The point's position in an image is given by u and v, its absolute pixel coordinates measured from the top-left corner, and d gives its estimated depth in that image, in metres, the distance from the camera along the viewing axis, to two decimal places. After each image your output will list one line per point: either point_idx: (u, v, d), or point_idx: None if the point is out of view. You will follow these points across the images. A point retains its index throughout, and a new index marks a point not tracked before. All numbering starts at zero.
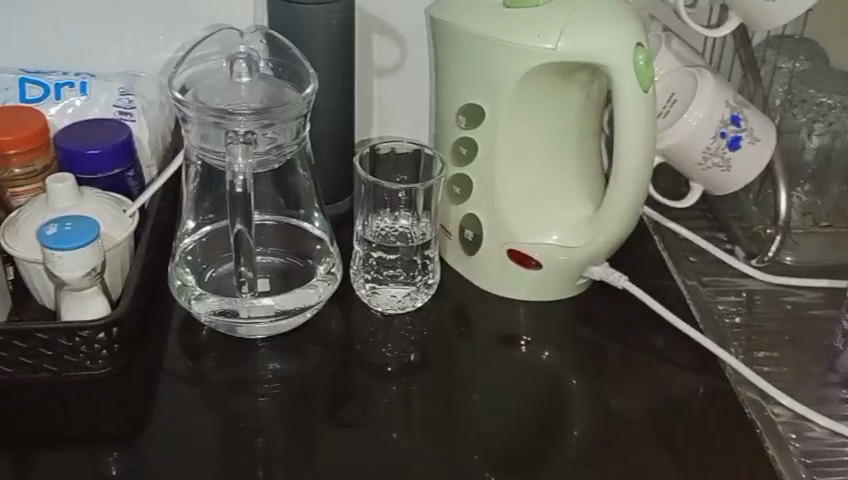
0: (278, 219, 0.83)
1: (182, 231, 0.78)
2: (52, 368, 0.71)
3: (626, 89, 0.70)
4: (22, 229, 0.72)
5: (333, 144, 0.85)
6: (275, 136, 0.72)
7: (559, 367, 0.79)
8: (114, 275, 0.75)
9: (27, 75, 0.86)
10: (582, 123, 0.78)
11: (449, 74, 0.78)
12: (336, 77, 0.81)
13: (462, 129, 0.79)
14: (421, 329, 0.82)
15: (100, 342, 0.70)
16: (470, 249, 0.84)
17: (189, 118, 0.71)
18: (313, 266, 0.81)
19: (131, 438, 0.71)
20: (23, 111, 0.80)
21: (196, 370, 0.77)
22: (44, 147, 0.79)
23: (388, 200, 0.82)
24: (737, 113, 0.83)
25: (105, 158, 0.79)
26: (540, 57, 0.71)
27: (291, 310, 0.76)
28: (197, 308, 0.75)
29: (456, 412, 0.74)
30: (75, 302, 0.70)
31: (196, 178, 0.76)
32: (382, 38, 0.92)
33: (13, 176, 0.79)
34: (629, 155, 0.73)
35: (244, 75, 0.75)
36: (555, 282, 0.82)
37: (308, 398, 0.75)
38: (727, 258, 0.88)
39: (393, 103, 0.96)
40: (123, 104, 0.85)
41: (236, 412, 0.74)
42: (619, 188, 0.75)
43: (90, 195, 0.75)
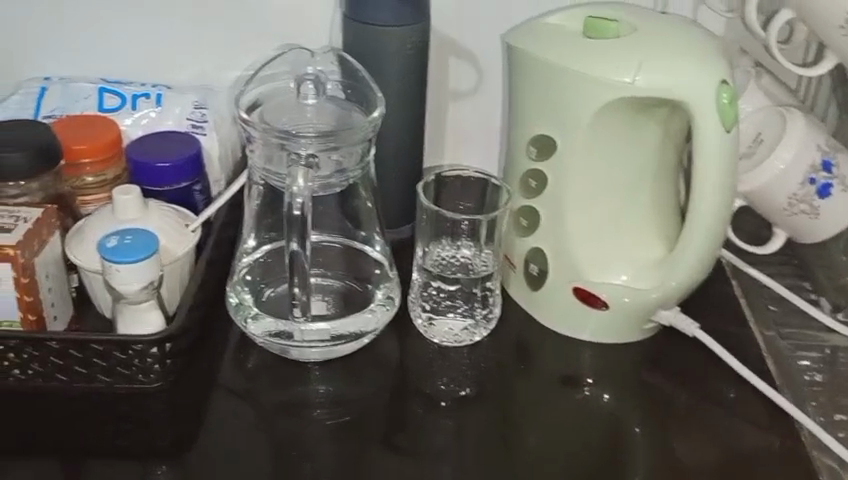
0: (340, 240, 0.82)
1: (242, 249, 0.78)
2: (105, 379, 0.71)
3: (707, 129, 0.67)
4: (86, 238, 0.73)
5: (400, 167, 0.83)
6: (339, 160, 0.71)
7: (622, 413, 0.75)
8: (172, 289, 0.75)
9: (106, 84, 0.88)
10: (658, 161, 0.74)
11: (520, 104, 0.75)
12: (408, 100, 0.80)
13: (532, 160, 0.77)
14: (478, 363, 0.79)
15: (153, 356, 0.70)
16: (534, 284, 0.81)
17: (254, 139, 0.70)
18: (371, 292, 0.79)
19: (178, 453, 0.70)
20: (98, 121, 0.82)
21: (247, 388, 0.76)
22: (117, 157, 0.80)
23: (451, 229, 0.80)
24: (829, 157, 0.78)
25: (173, 172, 0.79)
26: (617, 90, 0.68)
27: (346, 336, 0.75)
28: (253, 328, 0.75)
29: (509, 452, 0.71)
30: (131, 315, 0.70)
31: (259, 197, 0.76)
32: (459, 61, 0.90)
33: (84, 184, 0.80)
34: (707, 197, 0.69)
35: (310, 96, 0.75)
36: (621, 325, 0.78)
37: (358, 425, 0.73)
38: (809, 307, 0.83)
39: (465, 128, 0.94)
40: (196, 118, 0.85)
41: (284, 434, 0.72)
42: (694, 231, 0.71)
43: (155, 208, 0.75)
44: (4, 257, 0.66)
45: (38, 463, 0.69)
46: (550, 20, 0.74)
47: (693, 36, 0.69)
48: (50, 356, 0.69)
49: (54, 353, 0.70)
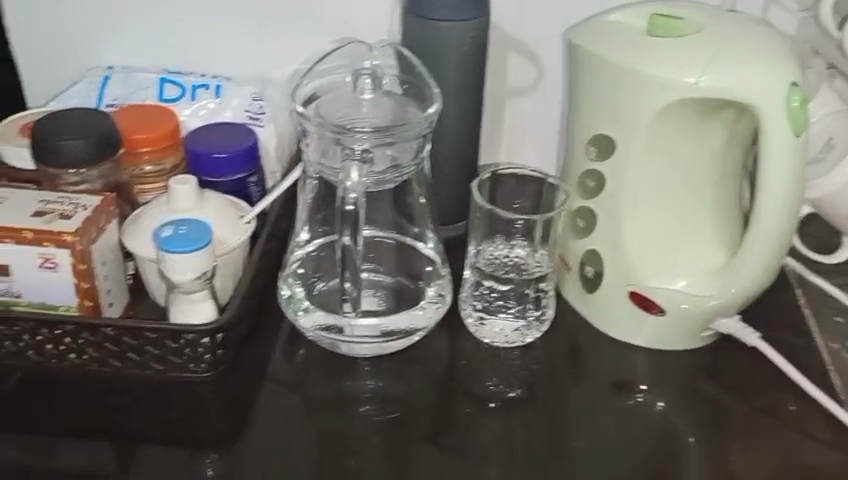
0: (392, 236, 0.81)
1: (294, 242, 0.78)
2: (157, 367, 0.71)
3: (775, 133, 0.64)
4: (142, 227, 0.74)
5: (456, 164, 0.82)
6: (395, 155, 0.70)
7: (676, 421, 0.73)
8: (226, 280, 0.76)
9: (167, 75, 0.89)
10: (722, 164, 0.72)
11: (581, 102, 0.74)
12: (466, 97, 0.79)
13: (591, 160, 0.75)
14: (529, 365, 0.78)
15: (205, 346, 0.71)
16: (589, 286, 0.79)
17: (309, 132, 0.70)
18: (422, 289, 0.79)
19: (227, 442, 0.71)
20: (157, 111, 0.82)
21: (297, 380, 0.76)
22: (175, 147, 0.81)
23: (505, 230, 0.78)
24: None
25: (229, 163, 0.80)
26: (681, 91, 0.66)
27: (396, 333, 0.74)
28: (303, 320, 0.75)
29: (559, 456, 0.70)
30: (184, 305, 0.71)
31: (312, 191, 0.76)
32: (519, 57, 0.88)
33: (143, 173, 0.81)
34: (772, 203, 0.66)
35: (367, 91, 0.73)
36: (677, 331, 0.76)
37: (406, 423, 0.73)
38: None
39: (523, 126, 0.92)
40: (254, 110, 0.86)
41: (332, 428, 0.72)
42: (757, 238, 0.68)
43: (211, 198, 0.76)
44: (63, 243, 0.67)
45: (92, 447, 0.70)
46: (613, 17, 0.73)
47: (763, 37, 0.67)
48: (105, 342, 0.70)
49: (109, 340, 0.71)
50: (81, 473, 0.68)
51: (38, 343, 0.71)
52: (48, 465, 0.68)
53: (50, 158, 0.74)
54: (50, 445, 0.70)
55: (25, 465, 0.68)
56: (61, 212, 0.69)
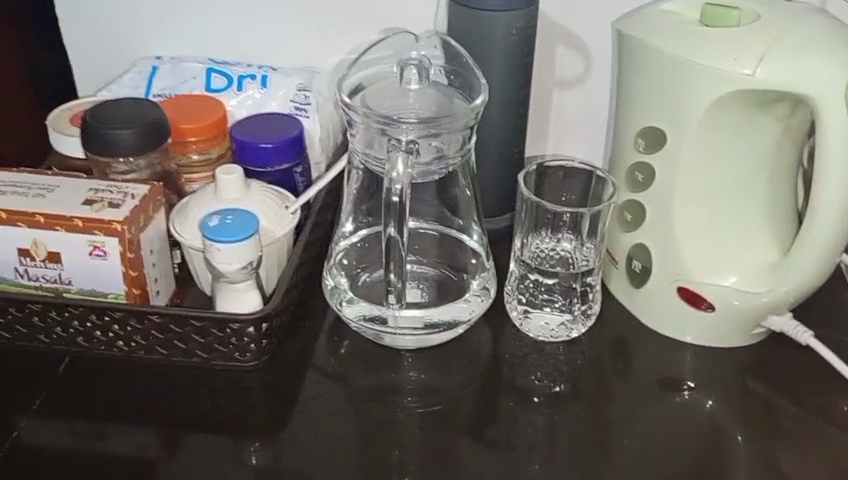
0: (437, 229, 0.81)
1: (340, 232, 0.78)
2: (202, 355, 0.72)
3: (833, 127, 0.62)
4: (189, 218, 0.74)
5: (501, 156, 0.81)
6: (440, 146, 0.70)
7: (724, 420, 0.72)
8: (270, 270, 0.76)
9: (213, 65, 0.89)
10: (776, 159, 0.70)
11: (631, 94, 0.72)
12: (512, 88, 0.78)
13: (640, 153, 0.73)
14: (574, 360, 0.77)
15: (250, 336, 0.71)
16: (636, 280, 0.78)
17: (355, 123, 0.70)
18: (466, 281, 0.78)
19: (272, 431, 0.71)
20: (204, 101, 0.83)
21: (340, 371, 0.76)
22: (221, 137, 0.82)
23: (551, 221, 0.77)
24: None
25: (275, 153, 0.80)
26: (735, 84, 0.64)
27: (439, 325, 0.74)
28: (347, 311, 0.75)
29: (603, 452, 0.69)
30: (230, 294, 0.71)
31: (357, 182, 0.75)
32: (566, 48, 0.87)
33: (190, 162, 0.81)
34: (828, 201, 0.65)
35: (413, 81, 0.73)
36: (727, 329, 0.75)
37: (449, 415, 0.72)
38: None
39: (570, 118, 0.91)
40: (299, 100, 0.86)
41: (374, 419, 0.72)
42: (812, 234, 0.66)
43: (257, 189, 0.76)
44: (112, 231, 0.68)
45: (139, 433, 0.71)
46: (666, 7, 0.71)
47: (822, 28, 0.65)
48: (152, 330, 0.71)
49: (156, 328, 0.71)
50: (129, 458, 0.69)
51: (87, 330, 0.72)
52: (96, 451, 0.69)
53: (101, 148, 0.74)
54: (98, 431, 0.71)
55: (73, 449, 0.69)
56: (110, 201, 0.70)
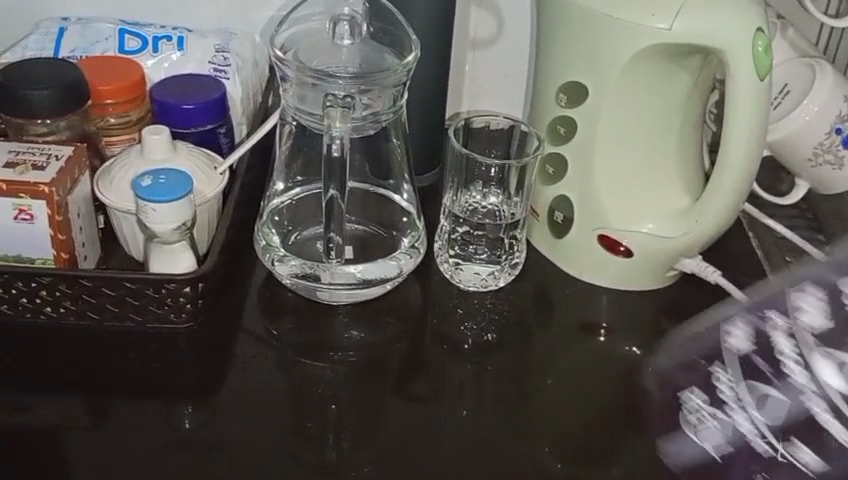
0: (365, 187, 0.82)
1: (271, 191, 0.79)
2: (136, 318, 0.72)
3: (740, 79, 0.68)
4: (116, 179, 0.73)
5: (424, 114, 0.83)
6: (371, 103, 0.72)
7: (641, 358, 0.77)
8: (201, 232, 0.76)
9: (126, 25, 0.87)
10: (688, 112, 0.75)
11: (552, 50, 0.76)
12: (435, 45, 0.79)
13: (561, 107, 0.77)
14: (502, 309, 0.80)
15: (186, 296, 0.71)
16: (558, 231, 0.81)
17: (288, 78, 0.72)
18: (397, 238, 0.79)
19: (205, 394, 0.71)
20: (122, 62, 0.81)
21: (273, 331, 0.77)
22: (140, 99, 0.80)
23: (479, 176, 0.81)
24: (843, 125, 0.81)
25: (197, 114, 0.79)
26: (652, 37, 0.68)
27: (373, 281, 0.75)
28: (279, 269, 0.76)
29: (528, 396, 0.72)
30: (164, 254, 0.71)
31: (289, 139, 0.77)
32: (481, 9, 0.90)
33: (109, 125, 0.79)
34: (736, 148, 0.70)
35: (346, 37, 0.76)
36: (642, 273, 0.79)
37: (380, 368, 0.74)
38: (813, 250, 0.83)
39: (486, 79, 0.94)
40: (218, 62, 0.85)
41: (310, 376, 0.73)
42: (721, 181, 0.72)
43: (184, 149, 0.75)
44: (40, 195, 0.67)
45: (66, 401, 0.69)
46: None
47: None
48: (82, 294, 0.70)
49: (86, 292, 0.71)
50: (57, 428, 0.67)
51: (13, 298, 0.71)
52: (19, 422, 0.67)
53: (20, 110, 0.72)
54: (20, 402, 0.69)
55: None
56: (34, 164, 0.69)
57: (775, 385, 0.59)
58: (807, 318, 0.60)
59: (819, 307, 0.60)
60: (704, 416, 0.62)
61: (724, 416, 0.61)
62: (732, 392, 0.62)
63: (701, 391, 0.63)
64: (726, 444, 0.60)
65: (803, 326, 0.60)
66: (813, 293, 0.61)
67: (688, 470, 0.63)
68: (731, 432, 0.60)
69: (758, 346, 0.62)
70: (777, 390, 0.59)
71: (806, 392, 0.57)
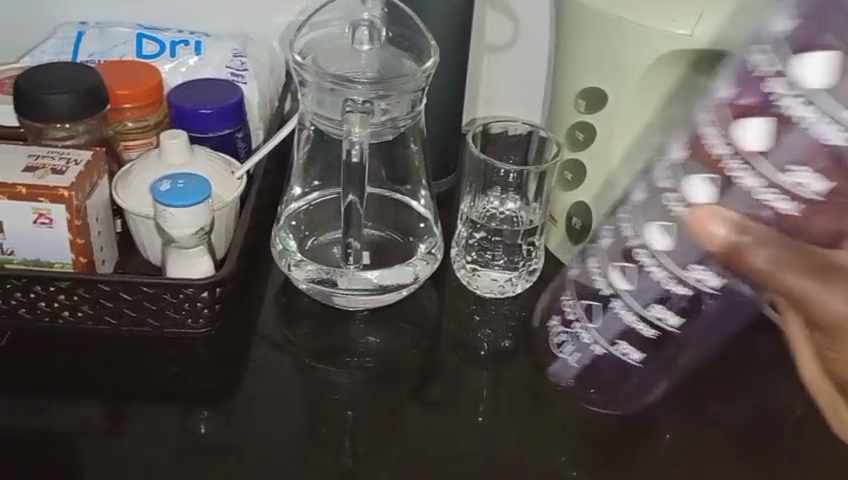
0: (382, 191, 0.82)
1: (289, 196, 0.79)
2: (154, 323, 0.72)
3: None
4: (134, 183, 0.73)
5: (440, 119, 0.83)
6: (390, 109, 0.72)
7: None
8: (219, 237, 0.75)
9: (143, 30, 0.87)
10: None
11: (572, 56, 0.75)
12: (453, 51, 0.79)
13: (580, 113, 0.77)
14: (519, 314, 0.80)
15: (203, 301, 0.71)
16: (576, 237, 0.81)
17: (307, 83, 0.71)
18: (414, 244, 0.79)
19: (221, 398, 0.71)
20: (140, 67, 0.81)
21: (290, 336, 0.76)
22: (158, 104, 0.80)
23: (497, 182, 0.81)
24: None
25: (216, 119, 0.79)
26: (676, 43, 0.68)
27: (389, 287, 0.75)
28: (295, 274, 0.76)
29: (544, 403, 0.72)
30: (182, 259, 0.71)
31: (307, 144, 0.77)
32: (498, 15, 0.89)
33: (126, 129, 0.80)
34: None
35: (365, 42, 0.75)
36: None
37: (396, 373, 0.74)
38: None
39: (502, 84, 0.94)
40: (235, 66, 0.85)
41: (326, 381, 0.73)
42: None
43: (202, 153, 0.75)
44: (58, 198, 0.67)
45: (83, 405, 0.69)
46: None
47: None
48: (100, 298, 0.70)
49: (104, 296, 0.71)
50: (73, 432, 0.67)
51: (30, 301, 0.71)
52: (37, 426, 0.67)
53: (39, 114, 0.72)
54: (37, 406, 0.69)
55: (12, 423, 0.67)
56: (53, 168, 0.69)
57: (597, 301, 0.70)
58: (606, 243, 0.69)
59: (632, 226, 0.67)
60: (561, 335, 0.73)
61: (574, 333, 0.72)
62: (574, 310, 0.72)
63: (555, 315, 0.74)
64: (581, 355, 0.72)
65: (606, 252, 0.70)
66: (604, 225, 0.70)
67: (578, 379, 0.72)
68: (580, 344, 0.72)
69: (582, 276, 0.72)
70: (598, 304, 0.70)
71: (615, 304, 0.69)
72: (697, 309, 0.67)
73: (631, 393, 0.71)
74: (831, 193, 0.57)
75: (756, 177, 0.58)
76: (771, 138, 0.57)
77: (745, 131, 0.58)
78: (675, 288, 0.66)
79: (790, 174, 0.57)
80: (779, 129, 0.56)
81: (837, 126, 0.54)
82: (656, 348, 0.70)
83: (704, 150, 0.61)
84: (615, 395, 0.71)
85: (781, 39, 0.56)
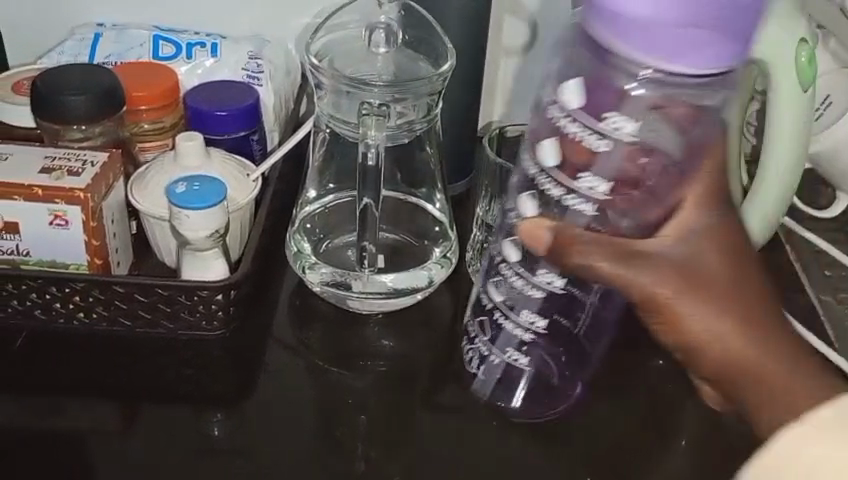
0: (398, 195, 0.82)
1: (303, 198, 0.79)
2: (168, 325, 0.72)
3: (783, 88, 0.67)
4: (150, 185, 0.73)
5: (456, 123, 0.83)
6: (405, 111, 0.72)
7: (674, 372, 0.76)
8: (234, 239, 0.75)
9: (160, 31, 0.87)
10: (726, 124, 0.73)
11: None
12: (470, 54, 0.79)
13: None
14: None
15: (218, 303, 0.71)
16: None
17: (323, 85, 0.72)
18: (428, 248, 0.79)
19: (235, 401, 0.70)
20: (156, 68, 0.81)
21: (303, 339, 0.76)
22: (174, 105, 0.80)
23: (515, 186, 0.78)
24: None
25: (231, 121, 0.79)
26: None
27: (403, 291, 0.74)
28: (309, 277, 0.75)
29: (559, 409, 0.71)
30: (197, 261, 0.71)
31: (323, 147, 0.77)
32: (515, 17, 0.89)
33: (142, 130, 0.80)
34: (777, 158, 0.69)
35: (382, 45, 0.75)
36: None
37: (410, 377, 0.74)
38: None
39: (519, 87, 0.93)
40: (251, 68, 0.85)
41: (339, 384, 0.73)
42: (758, 195, 0.71)
43: (218, 156, 0.75)
44: (74, 200, 0.67)
45: (97, 406, 0.69)
46: None
47: None
48: (115, 300, 0.70)
49: (119, 298, 0.71)
50: (87, 433, 0.67)
51: (46, 302, 0.71)
52: (51, 426, 0.67)
53: (55, 116, 0.73)
54: (51, 406, 0.69)
55: (26, 423, 0.67)
56: (69, 169, 0.69)
57: (488, 318, 0.70)
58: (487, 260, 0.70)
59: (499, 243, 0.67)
60: (468, 354, 0.73)
61: (480, 349, 0.71)
62: (474, 327, 0.71)
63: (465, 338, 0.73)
64: (494, 371, 0.71)
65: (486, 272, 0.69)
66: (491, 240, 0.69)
67: (496, 390, 0.71)
68: (491, 364, 0.71)
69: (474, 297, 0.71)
70: (489, 320, 0.70)
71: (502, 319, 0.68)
72: (556, 311, 0.67)
73: (551, 397, 0.71)
74: (616, 193, 0.59)
75: (581, 199, 0.59)
76: (561, 154, 0.59)
77: (543, 149, 0.60)
78: (532, 294, 0.66)
79: (581, 181, 0.59)
80: (564, 149, 0.58)
81: (619, 118, 0.56)
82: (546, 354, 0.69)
83: (523, 169, 0.63)
84: (534, 396, 0.70)
85: (559, 70, 0.58)
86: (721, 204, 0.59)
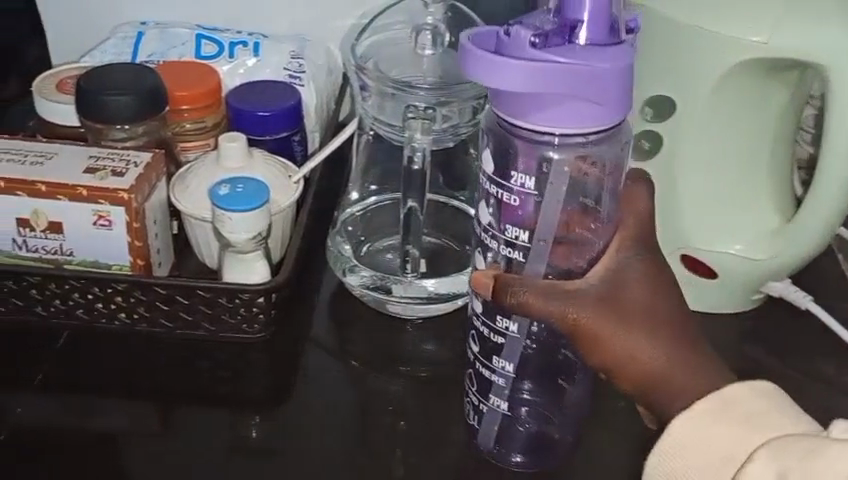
0: (439, 199, 0.82)
1: (345, 201, 0.82)
2: (209, 327, 0.71)
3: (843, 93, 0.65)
4: (192, 186, 0.73)
5: None
6: (450, 116, 0.70)
7: None
8: (276, 241, 0.74)
9: (203, 30, 0.87)
10: (778, 130, 0.72)
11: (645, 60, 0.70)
12: None
13: (648, 122, 0.71)
14: None
15: (259, 306, 0.70)
16: None
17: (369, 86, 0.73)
18: (469, 253, 0.78)
19: (273, 405, 0.70)
20: (199, 68, 0.81)
21: (342, 344, 0.75)
22: (216, 105, 0.80)
23: None
24: None
25: (273, 121, 0.78)
26: (751, 51, 0.65)
27: (444, 296, 0.73)
28: (350, 279, 0.75)
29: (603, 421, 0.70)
30: (239, 264, 0.70)
31: (365, 150, 0.81)
32: None
33: (184, 130, 0.79)
34: (836, 167, 0.67)
35: (427, 47, 0.75)
36: (727, 295, 0.77)
37: (449, 384, 0.72)
38: None
39: None
40: (293, 68, 0.84)
41: (378, 390, 0.72)
42: (814, 202, 0.69)
43: (259, 157, 0.74)
44: (117, 200, 0.67)
45: (137, 407, 0.69)
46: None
47: None
48: (157, 301, 0.70)
49: (161, 299, 0.70)
50: (126, 434, 0.66)
51: (88, 302, 0.71)
52: (90, 426, 0.67)
53: (98, 115, 0.72)
54: (91, 406, 0.68)
55: (66, 423, 0.67)
56: (113, 170, 0.69)
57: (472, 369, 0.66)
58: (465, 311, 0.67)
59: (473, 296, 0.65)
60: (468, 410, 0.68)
61: (471, 400, 0.67)
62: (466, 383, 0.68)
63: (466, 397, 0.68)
64: (494, 425, 0.66)
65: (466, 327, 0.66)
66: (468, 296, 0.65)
67: (503, 444, 0.66)
68: (488, 419, 0.66)
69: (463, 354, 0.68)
70: (473, 371, 0.66)
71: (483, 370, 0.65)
72: (535, 356, 0.64)
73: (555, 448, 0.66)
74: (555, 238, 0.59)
75: (520, 251, 0.59)
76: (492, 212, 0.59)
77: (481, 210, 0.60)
78: (500, 342, 0.63)
79: (508, 232, 0.59)
80: (494, 206, 0.59)
81: (523, 175, 0.57)
82: (538, 402, 0.66)
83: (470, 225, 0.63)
84: (528, 446, 0.66)
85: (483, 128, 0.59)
86: (642, 246, 0.57)
